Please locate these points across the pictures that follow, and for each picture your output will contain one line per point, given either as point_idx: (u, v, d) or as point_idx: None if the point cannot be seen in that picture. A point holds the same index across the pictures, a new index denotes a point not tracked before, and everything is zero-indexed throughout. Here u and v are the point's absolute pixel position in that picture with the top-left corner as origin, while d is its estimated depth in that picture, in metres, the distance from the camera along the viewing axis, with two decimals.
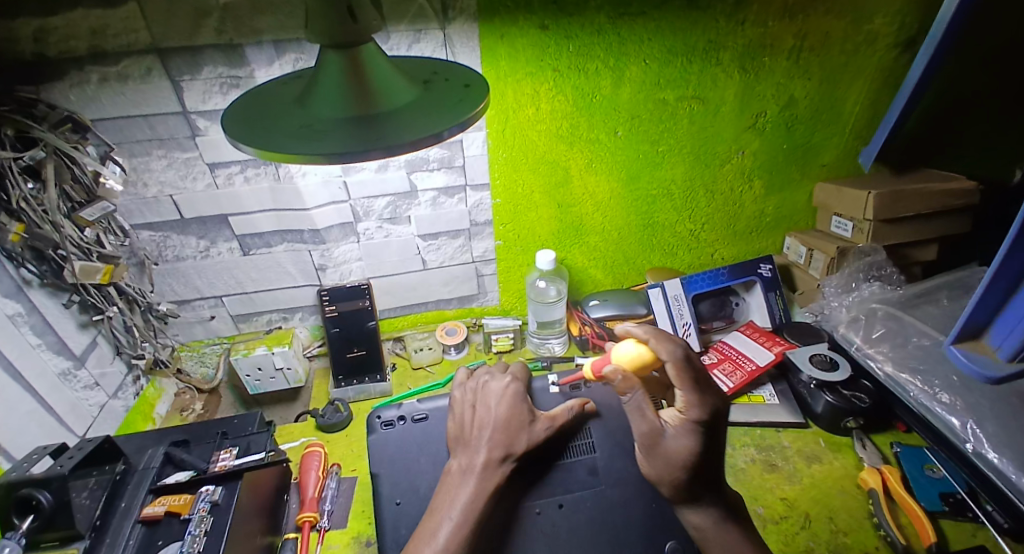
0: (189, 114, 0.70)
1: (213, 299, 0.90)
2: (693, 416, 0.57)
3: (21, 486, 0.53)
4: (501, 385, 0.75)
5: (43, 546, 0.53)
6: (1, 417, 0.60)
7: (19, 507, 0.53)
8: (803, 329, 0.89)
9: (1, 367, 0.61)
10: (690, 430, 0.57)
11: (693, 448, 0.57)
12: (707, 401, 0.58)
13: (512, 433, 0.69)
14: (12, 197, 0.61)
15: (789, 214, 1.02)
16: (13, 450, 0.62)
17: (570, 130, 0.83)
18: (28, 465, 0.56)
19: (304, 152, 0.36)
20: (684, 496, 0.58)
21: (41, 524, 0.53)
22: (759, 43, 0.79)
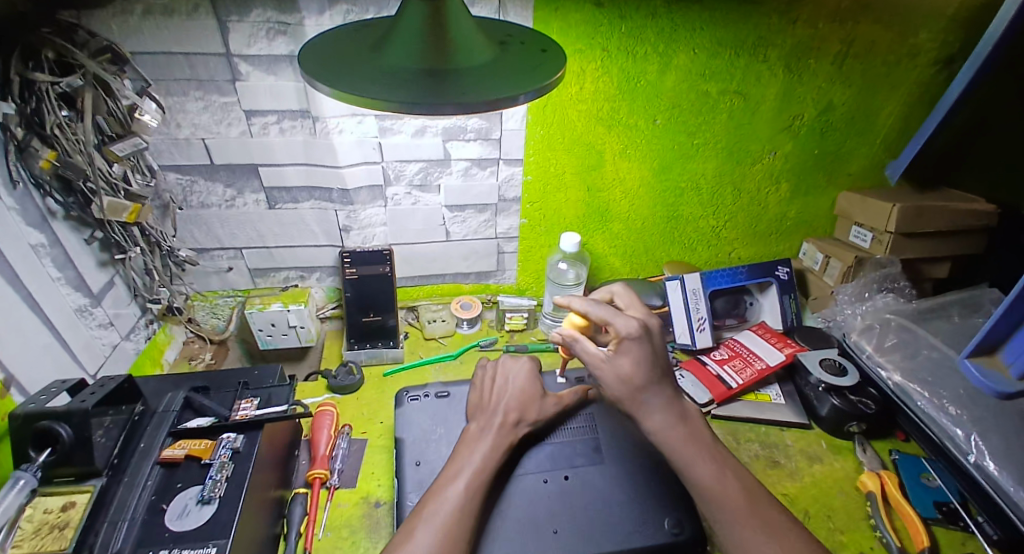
0: (231, 57, 0.69)
1: (233, 251, 0.89)
2: (623, 334, 0.69)
3: (40, 418, 0.53)
4: (520, 364, 0.78)
5: (55, 482, 0.52)
6: (23, 348, 0.60)
7: (36, 440, 0.53)
8: (814, 333, 0.91)
9: (22, 296, 0.60)
10: (627, 346, 0.69)
11: (632, 358, 0.68)
12: (631, 320, 0.71)
13: (526, 403, 0.72)
14: (47, 122, 0.59)
15: (810, 220, 1.03)
16: (28, 385, 0.62)
17: (609, 114, 0.82)
18: (45, 399, 0.55)
19: (389, 99, 0.36)
20: (634, 403, 0.67)
21: (59, 457, 0.52)
22: (807, 44, 0.79)
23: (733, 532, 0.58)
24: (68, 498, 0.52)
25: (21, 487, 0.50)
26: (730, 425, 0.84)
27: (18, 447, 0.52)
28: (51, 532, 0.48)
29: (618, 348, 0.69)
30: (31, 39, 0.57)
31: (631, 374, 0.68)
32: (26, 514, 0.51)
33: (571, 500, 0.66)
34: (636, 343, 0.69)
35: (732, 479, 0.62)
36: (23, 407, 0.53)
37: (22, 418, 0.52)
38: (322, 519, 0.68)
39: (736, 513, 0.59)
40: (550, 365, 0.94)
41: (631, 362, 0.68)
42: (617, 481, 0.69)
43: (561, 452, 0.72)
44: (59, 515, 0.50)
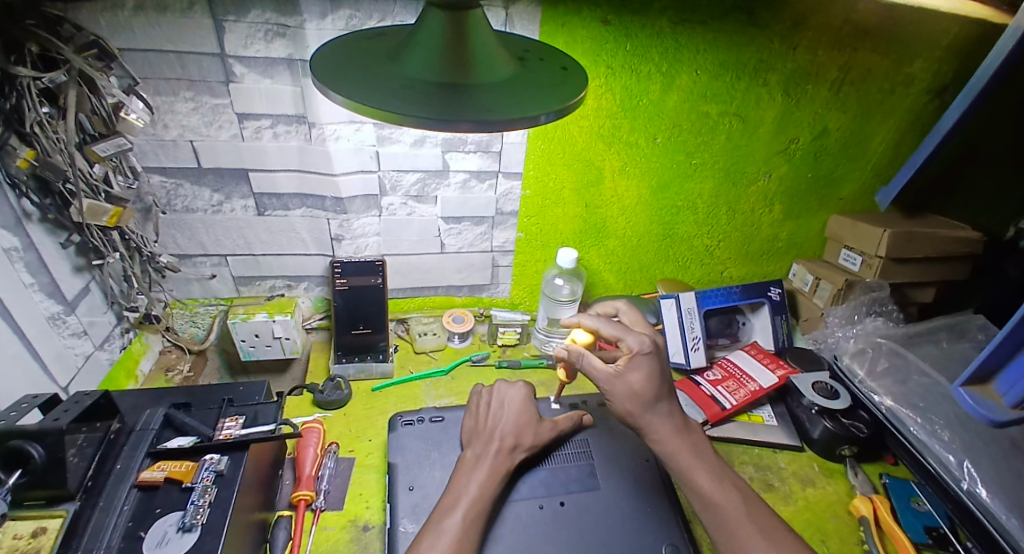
0: (226, 58, 0.66)
1: (217, 257, 0.85)
2: (635, 351, 0.69)
3: (9, 437, 0.49)
4: (516, 393, 0.75)
5: (27, 505, 0.49)
6: None
7: (6, 462, 0.49)
8: (805, 356, 0.93)
9: None
10: (638, 362, 0.68)
11: (644, 372, 0.68)
12: (643, 337, 0.70)
13: (523, 427, 0.70)
14: (26, 119, 0.56)
15: (801, 242, 1.05)
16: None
17: (611, 130, 0.82)
18: (15, 417, 0.51)
19: (407, 113, 0.34)
20: (642, 416, 0.67)
21: (30, 480, 0.48)
22: (806, 70, 0.81)
23: (732, 539, 0.58)
24: (37, 524, 0.48)
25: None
26: (724, 447, 0.83)
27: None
28: None
29: (628, 364, 0.68)
30: (15, 32, 0.54)
31: (642, 388, 0.67)
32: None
33: (568, 525, 0.64)
34: (647, 359, 0.68)
35: (732, 489, 0.62)
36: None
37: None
38: (307, 543, 0.64)
39: (739, 523, 0.59)
40: (544, 383, 0.93)
41: (643, 377, 0.67)
42: (615, 506, 0.67)
43: (557, 475, 0.70)
44: (29, 542, 0.47)
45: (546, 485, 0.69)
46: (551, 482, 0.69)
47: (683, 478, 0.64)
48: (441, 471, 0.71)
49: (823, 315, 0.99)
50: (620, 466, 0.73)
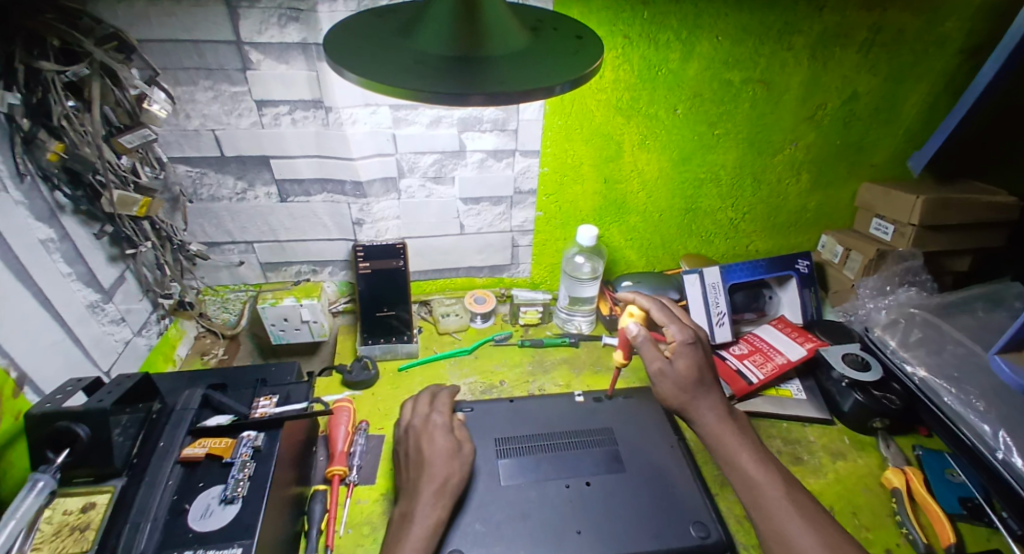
0: (242, 45, 0.67)
1: (244, 245, 0.87)
2: (681, 339, 0.73)
3: (56, 418, 0.52)
4: (434, 432, 0.67)
5: (76, 481, 0.53)
6: (25, 347, 0.58)
7: (53, 442, 0.52)
8: (835, 328, 0.92)
9: (28, 293, 0.58)
10: (682, 350, 0.73)
11: (687, 359, 0.72)
12: (688, 329, 0.75)
13: (443, 477, 0.62)
14: (54, 113, 0.58)
15: (830, 211, 1.02)
16: (43, 384, 0.61)
17: (630, 103, 0.80)
18: (60, 399, 0.54)
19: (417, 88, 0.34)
20: (685, 401, 0.70)
21: (76, 459, 0.52)
22: (834, 32, 0.78)
23: (772, 518, 0.58)
24: (86, 499, 0.52)
25: (41, 489, 0.49)
26: (752, 422, 0.83)
27: (34, 449, 0.52)
28: (72, 535, 0.48)
29: (674, 351, 0.73)
30: (35, 26, 0.55)
31: (685, 376, 0.70)
32: (44, 517, 0.50)
33: (593, 503, 0.65)
34: (691, 349, 0.73)
35: (773, 470, 0.63)
36: (38, 408, 0.52)
37: (39, 418, 0.51)
38: (342, 515, 0.68)
39: (776, 500, 0.59)
40: (566, 361, 0.93)
41: (686, 365, 0.71)
42: (640, 484, 0.68)
43: (583, 458, 0.71)
44: (79, 517, 0.50)
45: (572, 466, 0.70)
46: (577, 463, 0.70)
47: (725, 460, 0.65)
48: None
49: (853, 287, 0.98)
50: (644, 446, 0.73)
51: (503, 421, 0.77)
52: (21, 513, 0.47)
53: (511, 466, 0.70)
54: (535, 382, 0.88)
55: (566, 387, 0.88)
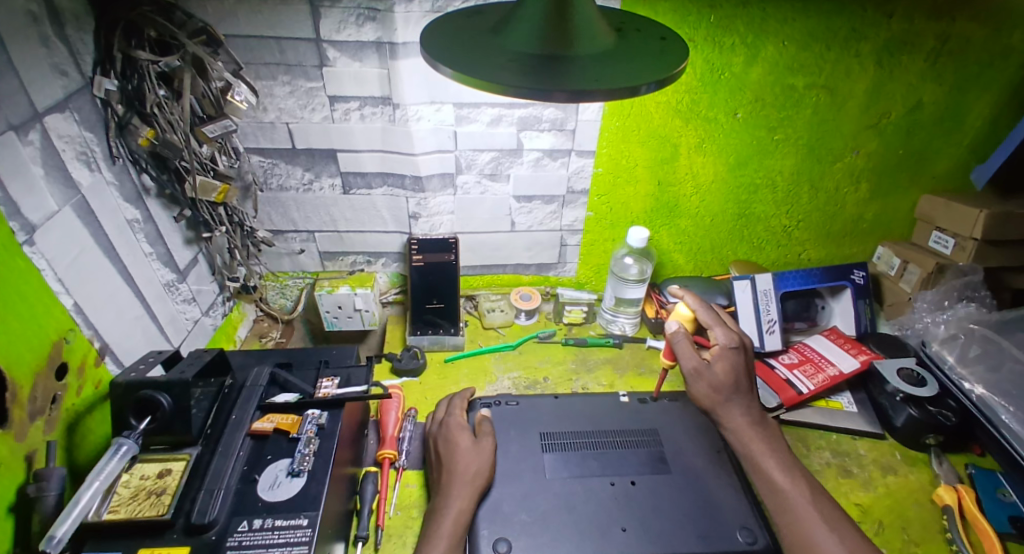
0: (321, 43, 0.70)
1: (306, 234, 0.91)
2: (723, 342, 0.75)
3: (141, 387, 0.54)
4: (459, 434, 0.69)
5: (152, 447, 0.55)
6: (112, 319, 0.62)
7: (136, 409, 0.54)
8: (890, 342, 0.90)
9: (116, 269, 0.62)
10: (724, 352, 0.74)
11: (726, 362, 0.73)
12: (732, 334, 0.76)
13: (466, 475, 0.64)
14: (148, 100, 0.61)
15: (887, 222, 0.99)
16: (121, 356, 0.64)
17: (689, 106, 0.80)
18: (143, 369, 0.57)
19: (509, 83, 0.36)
20: (718, 404, 0.70)
21: (158, 426, 0.55)
22: (901, 39, 0.77)
23: (796, 522, 0.59)
24: (163, 466, 0.54)
25: (124, 453, 0.50)
26: (800, 431, 0.83)
27: (118, 414, 0.54)
28: (149, 499, 0.51)
29: (715, 354, 0.74)
30: (134, 17, 0.59)
31: (722, 378, 0.71)
32: (123, 480, 0.52)
33: (638, 502, 0.65)
34: (732, 353, 0.74)
35: (800, 476, 0.63)
36: (125, 376, 0.54)
37: (124, 386, 0.54)
38: (392, 496, 0.71)
39: (802, 507, 0.60)
40: (609, 361, 0.93)
41: (726, 367, 0.72)
42: (686, 486, 0.68)
43: (630, 458, 0.71)
44: (155, 482, 0.52)
45: (616, 464, 0.70)
46: (623, 462, 0.71)
47: (751, 462, 0.66)
48: (517, 442, 0.73)
49: (909, 300, 0.95)
50: (690, 449, 0.73)
51: (549, 416, 0.78)
52: (104, 475, 0.48)
53: (556, 460, 0.71)
54: (578, 380, 0.89)
55: (609, 387, 0.88)
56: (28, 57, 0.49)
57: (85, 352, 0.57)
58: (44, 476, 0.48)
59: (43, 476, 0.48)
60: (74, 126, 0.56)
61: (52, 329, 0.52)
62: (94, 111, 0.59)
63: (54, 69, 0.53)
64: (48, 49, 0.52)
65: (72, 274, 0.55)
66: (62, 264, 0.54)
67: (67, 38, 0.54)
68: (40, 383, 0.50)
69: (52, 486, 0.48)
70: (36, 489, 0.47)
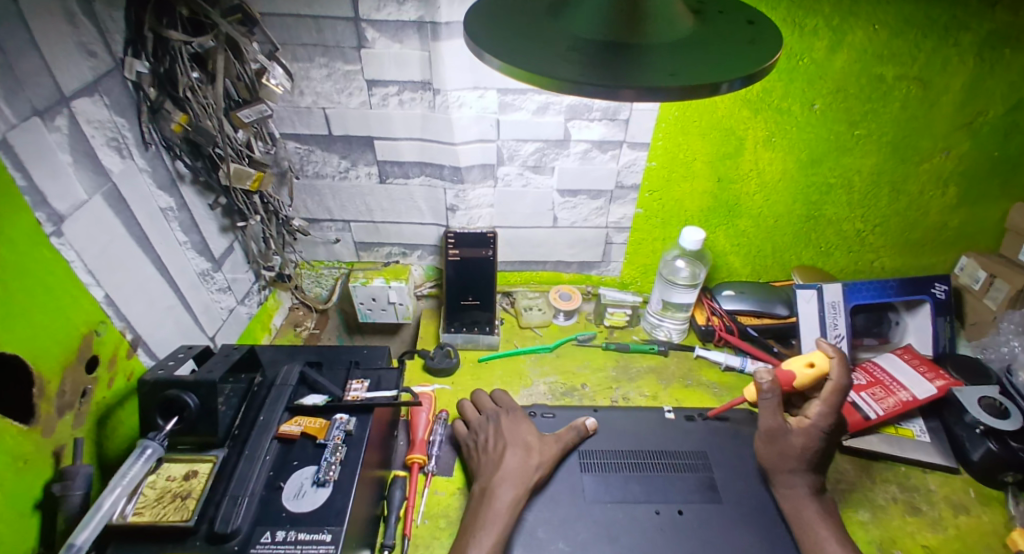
0: (359, 22, 0.66)
1: (341, 223, 0.89)
2: (820, 425, 0.63)
3: (168, 386, 0.53)
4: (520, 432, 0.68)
5: (179, 448, 0.54)
6: (143, 310, 0.60)
7: (163, 408, 0.53)
8: (970, 366, 0.80)
9: (149, 259, 0.61)
10: (812, 434, 0.63)
11: (805, 446, 0.63)
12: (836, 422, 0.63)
13: (519, 472, 0.63)
14: (180, 84, 0.59)
15: (972, 232, 0.87)
16: (153, 347, 0.63)
17: (760, 95, 0.71)
18: (172, 367, 0.56)
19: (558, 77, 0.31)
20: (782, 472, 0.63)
21: (185, 426, 0.54)
22: (1011, 26, 0.66)
23: None
24: (189, 467, 0.53)
25: (148, 456, 0.49)
26: (865, 461, 0.75)
27: (146, 413, 0.53)
28: (174, 502, 0.49)
29: (803, 427, 0.64)
30: None
31: (793, 454, 0.63)
32: (149, 481, 0.51)
33: (689, 536, 0.60)
34: (821, 439, 0.63)
35: None
36: (151, 374, 0.53)
37: (151, 385, 0.53)
38: (419, 504, 0.68)
39: None
40: (653, 369, 0.87)
41: (801, 450, 0.63)
42: (741, 521, 0.62)
43: (674, 482, 0.66)
44: (181, 484, 0.51)
45: (662, 489, 0.65)
46: (666, 486, 0.65)
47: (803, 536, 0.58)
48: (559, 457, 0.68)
49: (995, 320, 0.84)
50: (744, 477, 0.67)
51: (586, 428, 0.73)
52: (128, 479, 0.48)
53: (595, 482, 0.66)
54: (619, 389, 0.84)
55: (653, 399, 0.82)
56: (54, 37, 0.47)
57: (115, 344, 0.56)
58: (70, 475, 0.47)
59: (68, 474, 0.47)
60: (104, 110, 0.54)
61: (81, 321, 0.51)
62: (126, 94, 0.56)
63: (81, 49, 0.50)
64: (76, 28, 0.49)
65: (102, 264, 0.54)
66: (92, 254, 0.52)
67: (95, 15, 0.52)
68: (69, 375, 0.49)
69: (77, 485, 0.47)
70: (61, 488, 0.47)
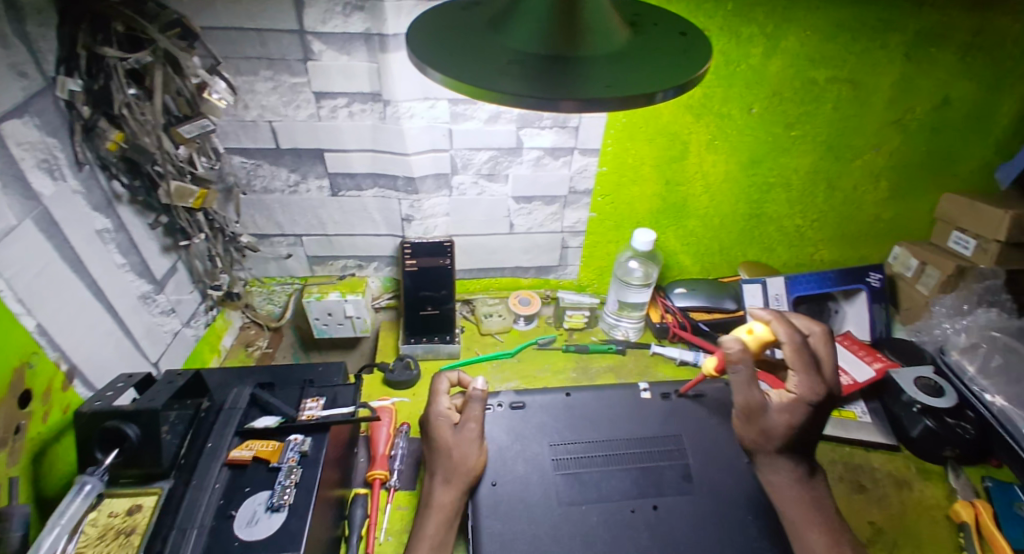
0: (305, 34, 0.65)
1: (292, 237, 0.86)
2: (803, 396, 0.62)
3: (108, 416, 0.50)
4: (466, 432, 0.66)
5: (122, 482, 0.50)
6: (80, 338, 0.56)
7: (103, 441, 0.50)
8: (905, 348, 0.88)
9: (85, 284, 0.57)
10: (798, 408, 0.62)
11: (791, 416, 0.63)
12: (817, 387, 0.62)
13: (457, 475, 0.63)
14: (115, 101, 0.56)
15: (904, 223, 0.95)
16: (94, 377, 0.59)
17: (702, 101, 0.75)
18: (112, 396, 0.53)
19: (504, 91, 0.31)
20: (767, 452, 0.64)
21: (126, 458, 0.49)
22: (934, 29, 0.72)
23: None
24: (133, 501, 0.49)
25: (87, 493, 0.47)
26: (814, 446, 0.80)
27: (85, 446, 0.49)
28: (117, 539, 0.45)
29: (785, 402, 0.63)
30: (101, 10, 0.54)
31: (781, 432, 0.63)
32: (89, 519, 0.47)
33: (656, 529, 0.62)
34: (808, 411, 0.62)
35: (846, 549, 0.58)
36: (90, 405, 0.50)
37: (89, 415, 0.49)
38: (382, 521, 0.66)
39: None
40: (612, 369, 0.89)
41: (792, 426, 0.62)
42: (706, 512, 0.64)
43: (641, 477, 0.67)
44: (124, 520, 0.47)
45: (629, 486, 0.66)
46: (633, 482, 0.67)
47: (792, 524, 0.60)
48: (522, 462, 0.68)
49: (928, 304, 0.92)
50: (714, 461, 0.69)
51: (559, 419, 0.74)
52: (66, 518, 0.45)
53: (568, 480, 0.66)
54: None
55: None
56: None
57: (50, 375, 0.52)
58: (5, 516, 0.43)
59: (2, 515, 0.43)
60: (36, 131, 0.50)
61: (16, 354, 0.47)
62: (59, 115, 0.53)
63: (12, 70, 0.47)
64: (9, 50, 0.46)
65: (35, 291, 0.50)
66: (24, 281, 0.49)
67: (27, 37, 0.48)
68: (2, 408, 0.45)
69: (14, 526, 0.43)
70: None
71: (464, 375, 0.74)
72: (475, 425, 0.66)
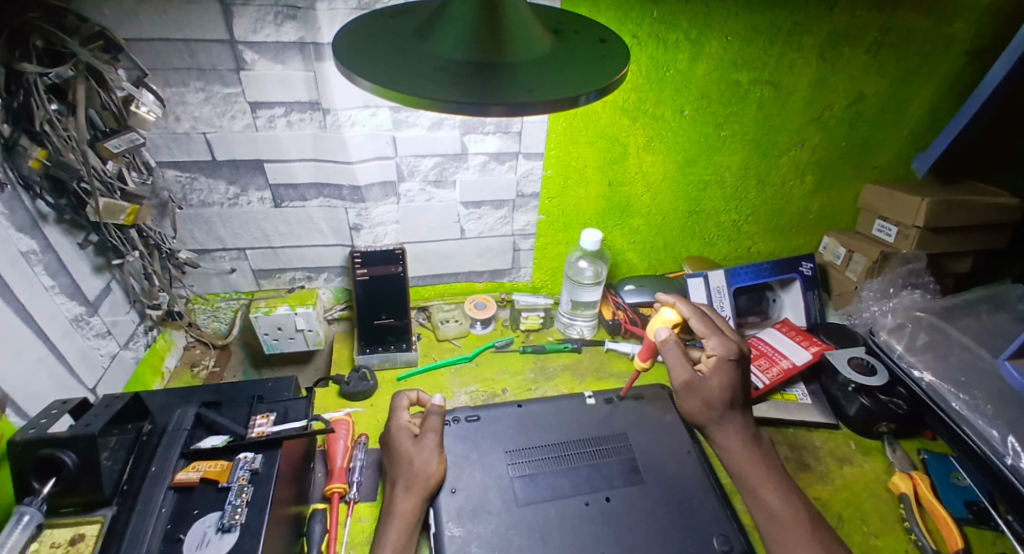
0: (235, 44, 0.64)
1: (236, 251, 0.84)
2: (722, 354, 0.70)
3: (42, 445, 0.48)
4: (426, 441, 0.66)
5: (63, 510, 0.49)
6: (8, 366, 0.53)
7: (39, 469, 0.48)
8: (838, 331, 0.93)
9: (11, 308, 0.54)
10: (722, 366, 0.70)
11: (721, 376, 0.70)
12: (730, 344, 0.72)
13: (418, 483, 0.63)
14: (36, 118, 0.53)
15: (832, 214, 1.02)
16: (26, 406, 0.56)
17: (636, 104, 0.79)
18: (47, 423, 0.50)
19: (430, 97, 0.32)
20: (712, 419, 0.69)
21: (65, 487, 0.48)
22: (844, 31, 0.78)
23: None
24: (76, 530, 0.48)
25: (26, 523, 0.45)
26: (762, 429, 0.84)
27: (20, 477, 0.48)
28: None
29: (711, 366, 0.71)
30: (18, 24, 0.51)
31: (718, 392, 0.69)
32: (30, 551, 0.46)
33: (616, 520, 0.64)
34: (731, 367, 0.70)
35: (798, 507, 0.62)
36: (23, 433, 0.48)
37: (23, 445, 0.47)
38: (343, 535, 0.65)
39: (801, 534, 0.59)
40: (568, 367, 0.91)
41: (722, 383, 0.69)
42: (663, 499, 0.66)
43: (600, 471, 0.69)
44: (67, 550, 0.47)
45: (588, 481, 0.68)
46: (592, 477, 0.68)
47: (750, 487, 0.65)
48: (481, 467, 0.69)
49: (858, 289, 0.99)
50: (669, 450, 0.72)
51: (511, 430, 0.75)
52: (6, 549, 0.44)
53: (529, 479, 0.67)
54: (537, 389, 0.87)
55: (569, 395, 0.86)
56: None
57: None
58: None
59: None
60: None
61: None
62: None
63: None
64: None
65: None
66: None
67: None
68: None
69: None
70: None
71: (422, 394, 0.74)
72: (435, 434, 0.67)
